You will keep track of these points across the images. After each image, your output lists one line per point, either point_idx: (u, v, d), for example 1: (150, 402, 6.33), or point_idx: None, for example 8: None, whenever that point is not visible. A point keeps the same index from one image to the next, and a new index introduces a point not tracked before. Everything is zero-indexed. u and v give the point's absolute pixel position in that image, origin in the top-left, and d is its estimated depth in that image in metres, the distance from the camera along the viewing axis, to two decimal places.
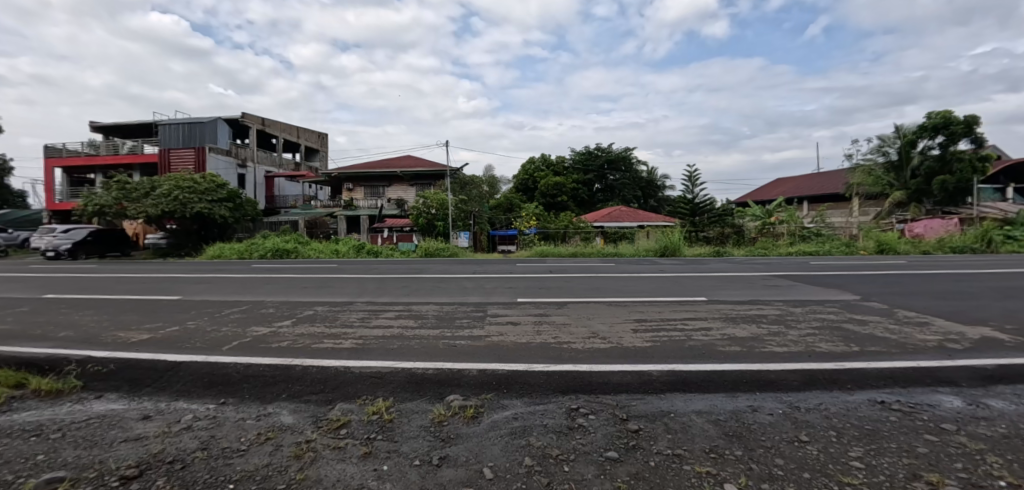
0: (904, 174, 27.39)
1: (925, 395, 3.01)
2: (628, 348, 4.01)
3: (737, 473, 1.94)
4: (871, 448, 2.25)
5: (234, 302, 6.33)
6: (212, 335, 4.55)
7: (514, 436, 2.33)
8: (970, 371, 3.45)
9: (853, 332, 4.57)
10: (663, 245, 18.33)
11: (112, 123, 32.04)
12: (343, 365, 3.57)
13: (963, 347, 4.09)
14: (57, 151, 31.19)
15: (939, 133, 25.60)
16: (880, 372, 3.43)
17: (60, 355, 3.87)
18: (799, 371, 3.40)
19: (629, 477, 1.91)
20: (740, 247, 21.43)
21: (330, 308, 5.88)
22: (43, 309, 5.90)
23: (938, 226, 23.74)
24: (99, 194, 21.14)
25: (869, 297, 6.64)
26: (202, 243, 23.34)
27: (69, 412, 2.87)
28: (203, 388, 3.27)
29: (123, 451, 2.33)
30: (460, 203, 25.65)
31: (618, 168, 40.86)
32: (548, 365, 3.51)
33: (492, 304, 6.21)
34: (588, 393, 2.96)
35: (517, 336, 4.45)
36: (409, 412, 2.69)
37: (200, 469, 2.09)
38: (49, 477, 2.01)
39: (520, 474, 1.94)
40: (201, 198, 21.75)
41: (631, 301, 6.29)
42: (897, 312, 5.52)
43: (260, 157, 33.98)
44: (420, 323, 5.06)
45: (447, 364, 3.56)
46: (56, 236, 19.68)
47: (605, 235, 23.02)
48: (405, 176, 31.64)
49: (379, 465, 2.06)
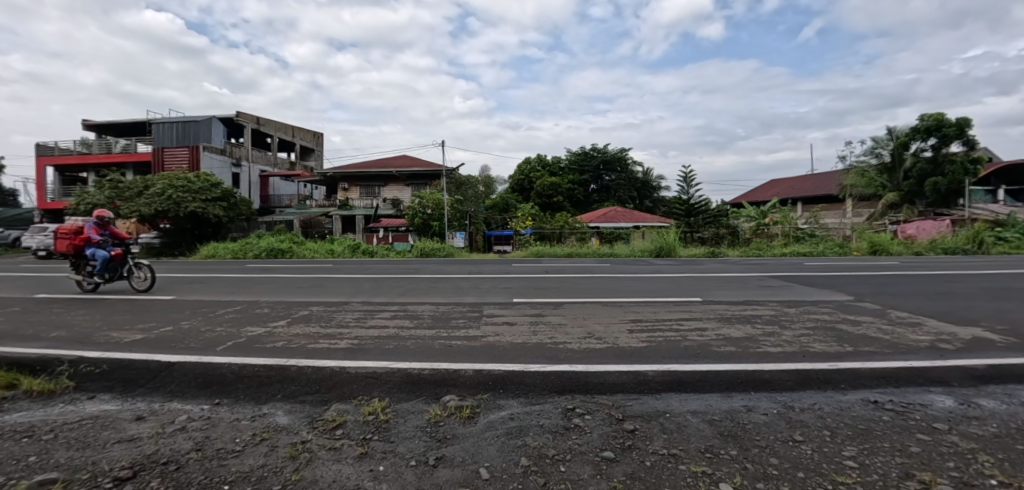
0: (897, 175, 27.88)
1: (917, 395, 3.05)
2: (624, 348, 4.02)
3: (731, 473, 1.96)
4: (865, 447, 2.28)
5: (230, 302, 6.31)
6: (206, 335, 4.52)
7: (510, 436, 2.34)
8: (962, 371, 3.49)
9: (847, 332, 4.61)
10: (658, 246, 18.40)
11: (105, 121, 31.70)
12: (339, 366, 3.55)
13: (955, 347, 4.15)
14: (48, 149, 30.86)
15: (931, 136, 25.91)
16: (873, 372, 3.46)
17: (51, 355, 3.84)
18: (793, 372, 3.43)
19: (626, 477, 1.92)
20: (735, 248, 21.54)
21: (325, 308, 5.86)
22: (35, 309, 5.85)
23: (931, 228, 23.87)
24: (92, 192, 21.02)
25: (863, 298, 6.70)
26: (197, 241, 23.18)
27: (62, 413, 2.84)
28: (197, 388, 3.25)
29: (115, 452, 2.31)
30: (454, 203, 25.73)
31: (614, 168, 40.93)
32: (543, 365, 3.52)
33: (488, 304, 6.20)
34: (584, 393, 2.97)
35: (513, 336, 4.45)
36: (406, 412, 2.69)
37: (195, 470, 2.08)
38: (39, 479, 1.99)
39: (516, 474, 1.94)
40: (195, 197, 21.60)
41: (627, 301, 6.32)
42: (890, 313, 5.58)
43: (255, 156, 33.83)
44: (416, 323, 5.04)
45: (443, 364, 3.55)
46: (48, 236, 19.48)
47: (601, 235, 23.01)
48: (402, 176, 31.56)
49: (375, 466, 2.06)
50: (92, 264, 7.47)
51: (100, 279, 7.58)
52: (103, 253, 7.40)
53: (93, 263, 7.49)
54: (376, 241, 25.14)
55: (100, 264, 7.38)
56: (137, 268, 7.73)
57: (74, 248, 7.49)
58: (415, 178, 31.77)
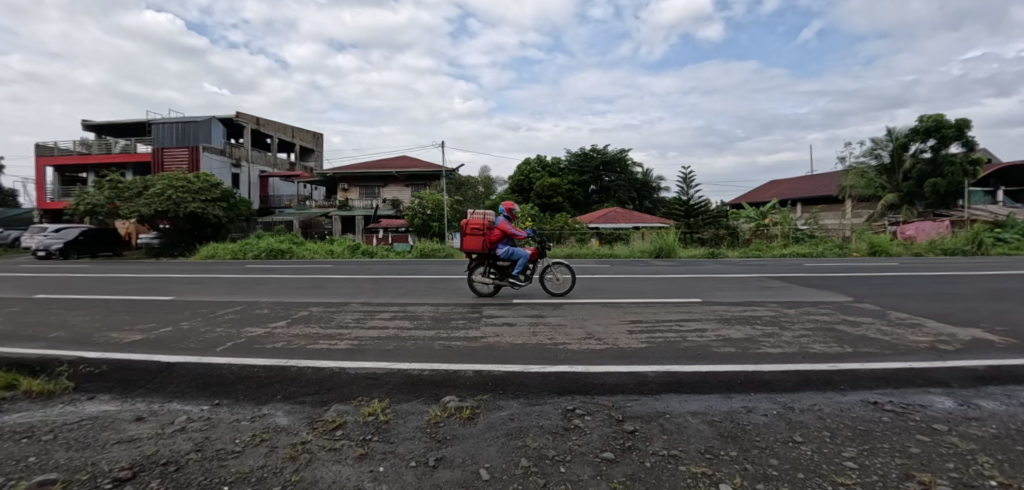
0: (896, 176, 27.91)
1: (916, 396, 3.05)
2: (624, 348, 4.03)
3: (732, 474, 1.96)
4: (865, 448, 2.28)
5: (229, 303, 6.29)
6: (206, 336, 4.52)
7: (510, 437, 2.34)
8: (962, 372, 3.50)
9: (846, 333, 4.62)
10: (658, 247, 18.37)
11: (105, 121, 31.67)
12: (339, 366, 3.55)
13: (954, 348, 4.16)
14: (48, 149, 30.82)
15: (931, 137, 26.04)
16: (873, 373, 3.47)
17: (51, 355, 3.83)
18: (792, 373, 3.43)
19: (626, 478, 1.93)
20: (734, 249, 21.49)
21: (325, 309, 5.85)
22: (34, 309, 5.84)
23: (930, 229, 23.85)
24: (91, 193, 21.01)
25: (863, 299, 6.70)
26: (196, 242, 23.13)
27: (61, 414, 2.84)
28: (197, 389, 3.24)
29: (115, 453, 2.31)
30: (454, 204, 25.74)
31: (613, 169, 41.02)
32: (544, 365, 3.53)
33: (487, 305, 6.21)
34: (584, 394, 2.97)
35: (513, 337, 4.46)
36: (406, 414, 2.69)
37: (195, 471, 2.08)
38: (39, 480, 1.99)
39: (516, 475, 1.94)
40: (195, 197, 21.59)
41: (627, 302, 6.33)
42: (890, 314, 5.59)
43: (254, 157, 33.82)
44: (416, 324, 5.05)
45: (442, 365, 3.55)
46: (47, 236, 19.43)
47: (601, 236, 22.97)
48: (401, 177, 31.58)
49: (375, 467, 2.06)
50: (511, 265, 6.88)
51: (512, 280, 6.94)
52: (525, 253, 6.82)
53: (508, 263, 6.91)
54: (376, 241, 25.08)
55: (522, 266, 6.82)
56: (548, 270, 7.16)
57: (491, 246, 6.83)
58: (415, 178, 31.81)
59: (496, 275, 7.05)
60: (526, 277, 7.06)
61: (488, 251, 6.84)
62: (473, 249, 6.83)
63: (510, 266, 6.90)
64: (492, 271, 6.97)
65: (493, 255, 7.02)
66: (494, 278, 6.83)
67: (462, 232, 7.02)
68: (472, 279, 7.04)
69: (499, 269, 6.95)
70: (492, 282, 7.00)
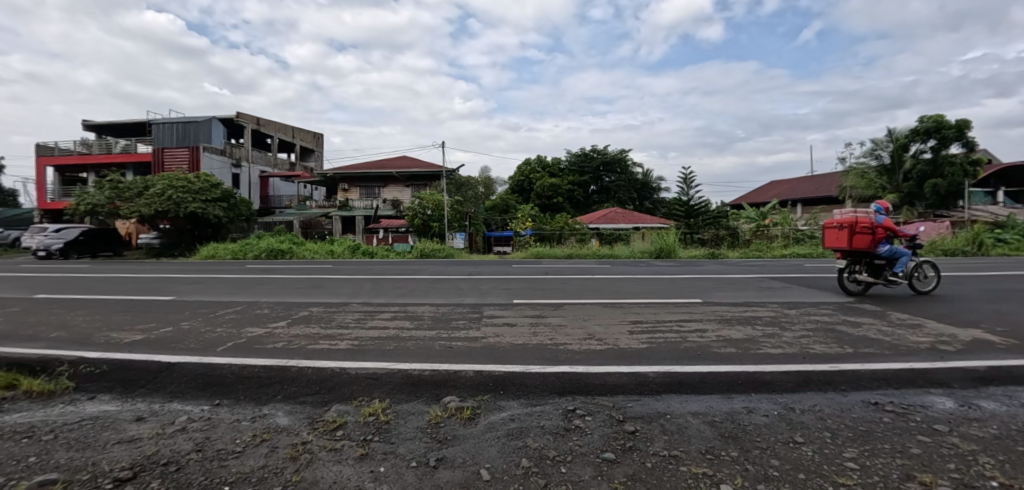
0: (897, 177, 27.92)
1: (917, 396, 3.05)
2: (624, 349, 4.04)
3: (732, 474, 1.96)
4: (866, 449, 2.28)
5: (230, 303, 6.30)
6: (207, 336, 4.52)
7: (510, 437, 2.34)
8: (962, 372, 3.50)
9: (847, 334, 4.63)
10: (658, 248, 18.39)
11: (105, 122, 31.68)
12: (339, 366, 3.55)
13: (955, 348, 4.16)
14: (48, 149, 30.84)
15: (931, 137, 26.06)
16: (874, 373, 3.47)
17: (52, 355, 3.82)
18: (793, 373, 3.43)
19: (627, 478, 1.93)
20: (734, 249, 21.53)
21: (325, 309, 5.86)
22: (34, 309, 5.85)
23: (930, 229, 23.90)
24: (91, 193, 21.01)
25: (863, 299, 6.71)
26: (197, 242, 23.12)
27: (61, 414, 2.84)
28: (197, 389, 3.24)
29: (116, 452, 2.32)
30: (454, 204, 25.76)
31: (614, 169, 41.05)
32: (544, 365, 3.53)
33: (488, 305, 6.22)
34: (584, 394, 2.97)
35: (514, 337, 4.46)
36: (406, 413, 2.69)
37: (196, 471, 2.08)
38: (40, 479, 1.99)
39: (517, 476, 1.94)
40: (195, 197, 21.59)
41: (628, 302, 6.33)
42: (890, 314, 5.59)
43: (254, 157, 33.85)
44: (417, 324, 5.05)
45: (443, 365, 3.56)
46: (48, 236, 19.46)
47: (601, 236, 23.01)
48: (401, 177, 31.60)
49: (376, 467, 2.06)
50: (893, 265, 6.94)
51: (889, 279, 7.01)
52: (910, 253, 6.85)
53: (892, 262, 6.96)
54: (376, 242, 25.08)
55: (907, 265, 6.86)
56: (919, 269, 7.13)
57: (877, 245, 6.85)
58: (415, 179, 31.84)
59: (869, 274, 7.15)
60: (901, 276, 7.11)
61: (872, 250, 6.90)
62: (857, 248, 6.92)
63: (890, 265, 6.96)
64: (866, 270, 7.10)
65: (870, 254, 7.09)
66: (876, 278, 6.95)
67: (843, 230, 7.05)
68: (843, 276, 7.25)
69: (875, 267, 7.06)
70: (866, 281, 7.13)
